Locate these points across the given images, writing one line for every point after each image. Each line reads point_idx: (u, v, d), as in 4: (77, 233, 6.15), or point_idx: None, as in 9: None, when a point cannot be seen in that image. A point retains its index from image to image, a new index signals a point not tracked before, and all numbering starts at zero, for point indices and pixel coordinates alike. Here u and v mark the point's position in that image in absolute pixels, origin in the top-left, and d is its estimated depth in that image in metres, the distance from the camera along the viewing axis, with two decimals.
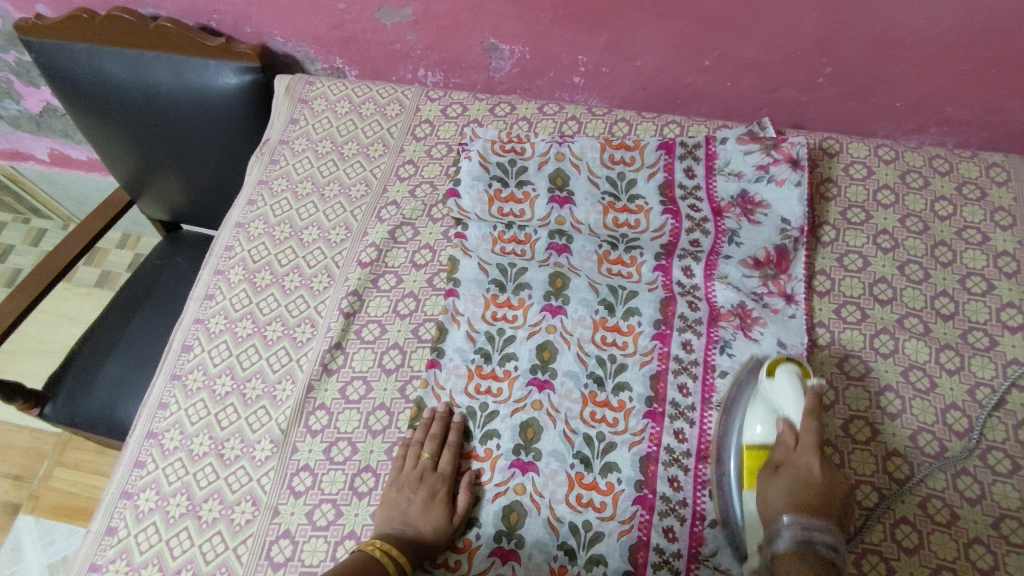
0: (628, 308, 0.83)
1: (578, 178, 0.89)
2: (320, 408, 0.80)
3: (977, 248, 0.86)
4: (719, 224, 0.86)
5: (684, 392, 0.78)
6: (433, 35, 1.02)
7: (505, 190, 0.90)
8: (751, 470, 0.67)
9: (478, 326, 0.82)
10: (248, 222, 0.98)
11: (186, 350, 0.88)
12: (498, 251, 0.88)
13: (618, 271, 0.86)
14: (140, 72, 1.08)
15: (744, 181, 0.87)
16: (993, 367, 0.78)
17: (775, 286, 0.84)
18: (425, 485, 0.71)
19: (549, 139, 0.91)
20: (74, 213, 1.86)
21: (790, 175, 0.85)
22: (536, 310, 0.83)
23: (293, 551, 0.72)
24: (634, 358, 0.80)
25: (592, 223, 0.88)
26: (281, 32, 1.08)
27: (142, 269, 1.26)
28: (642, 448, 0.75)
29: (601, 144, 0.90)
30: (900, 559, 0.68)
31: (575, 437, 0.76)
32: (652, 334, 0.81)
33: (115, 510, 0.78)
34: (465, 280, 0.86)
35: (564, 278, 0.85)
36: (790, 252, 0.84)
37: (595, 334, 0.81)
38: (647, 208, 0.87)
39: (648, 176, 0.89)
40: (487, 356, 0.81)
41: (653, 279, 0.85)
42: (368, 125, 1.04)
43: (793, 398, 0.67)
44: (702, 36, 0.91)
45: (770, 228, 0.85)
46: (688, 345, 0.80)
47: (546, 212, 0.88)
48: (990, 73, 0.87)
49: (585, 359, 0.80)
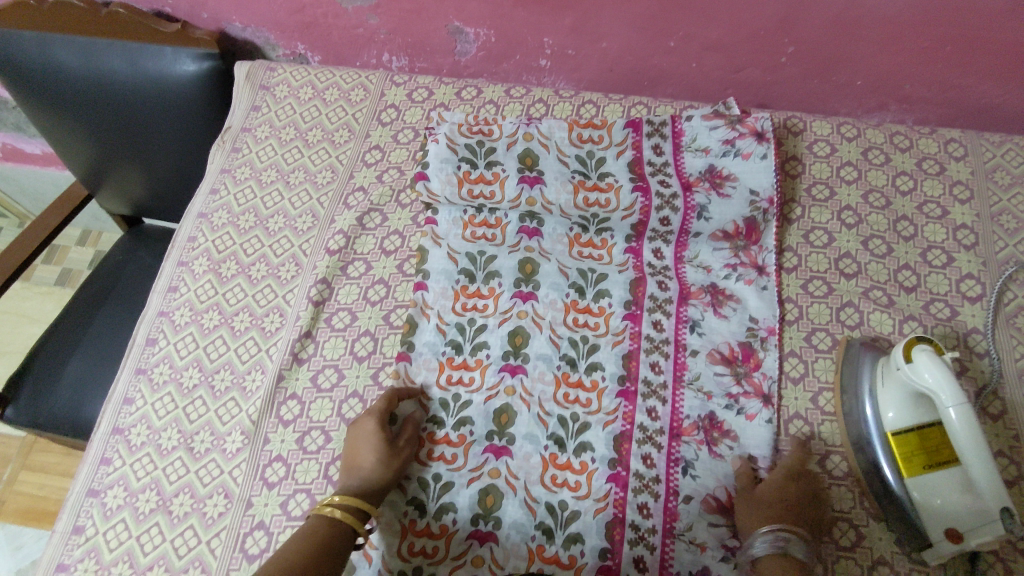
0: (598, 290, 0.84)
1: (548, 159, 0.88)
2: (291, 398, 0.79)
3: (937, 222, 0.88)
4: (688, 200, 0.86)
5: (656, 369, 0.79)
6: (396, 18, 1.01)
7: (474, 172, 0.88)
8: (907, 456, 0.68)
9: (448, 319, 0.82)
10: (211, 212, 0.95)
11: (151, 343, 0.86)
12: (469, 236, 0.87)
13: (589, 253, 0.87)
14: (92, 59, 1.04)
15: (712, 156, 0.87)
16: (955, 337, 0.80)
17: (747, 257, 0.86)
18: (360, 426, 0.72)
19: (516, 121, 0.89)
20: (31, 210, 1.80)
21: (756, 148, 0.85)
22: (505, 297, 0.83)
23: (268, 542, 0.71)
24: (605, 338, 0.80)
25: (563, 203, 0.87)
26: (239, 17, 1.06)
27: (104, 264, 1.23)
28: (616, 427, 0.75)
29: (569, 123, 0.89)
30: (869, 525, 0.71)
31: (549, 419, 0.76)
32: (623, 315, 0.82)
33: (81, 508, 0.75)
34: (434, 272, 0.85)
35: (532, 263, 0.85)
36: (760, 223, 0.85)
37: (566, 317, 0.82)
38: (617, 186, 0.87)
39: (616, 154, 0.88)
40: (458, 348, 0.80)
41: (623, 261, 0.86)
42: (332, 111, 1.02)
43: (939, 375, 0.64)
44: (666, 17, 0.92)
45: (739, 201, 0.85)
46: (658, 324, 0.81)
47: (515, 193, 0.87)
48: (947, 50, 0.88)
49: (558, 341, 0.80)
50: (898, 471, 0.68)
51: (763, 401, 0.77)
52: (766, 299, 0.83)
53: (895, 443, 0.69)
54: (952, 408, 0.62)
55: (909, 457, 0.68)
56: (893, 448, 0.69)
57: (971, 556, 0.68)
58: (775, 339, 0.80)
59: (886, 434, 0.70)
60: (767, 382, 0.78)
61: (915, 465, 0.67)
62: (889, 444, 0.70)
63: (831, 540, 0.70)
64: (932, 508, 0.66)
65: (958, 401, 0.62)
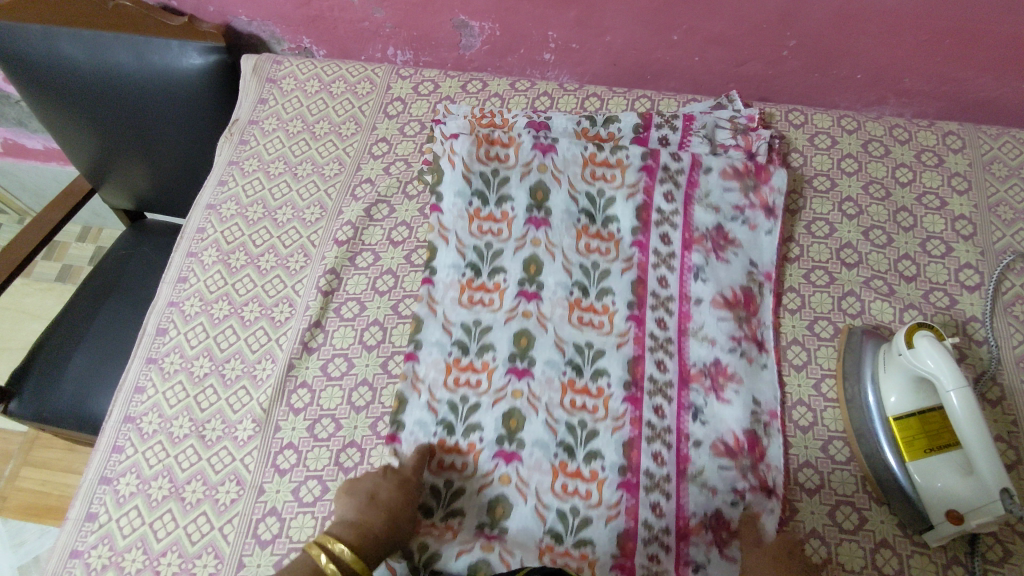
0: (596, 368, 0.78)
1: (558, 194, 0.87)
2: (301, 386, 0.80)
3: (936, 213, 0.89)
4: (686, 258, 0.84)
5: (658, 460, 0.74)
6: (402, 13, 1.02)
7: (485, 209, 0.86)
8: (908, 439, 0.70)
9: (440, 396, 0.77)
10: (219, 204, 0.96)
11: (161, 333, 0.86)
12: (464, 302, 0.82)
13: (589, 319, 0.81)
14: (99, 53, 1.05)
15: (721, 216, 0.87)
16: (954, 325, 0.82)
17: (749, 331, 0.81)
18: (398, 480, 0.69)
19: (532, 149, 0.88)
20: (31, 206, 1.80)
21: (763, 222, 0.86)
22: (499, 373, 0.78)
23: (281, 528, 0.72)
24: (604, 423, 0.75)
25: (566, 246, 0.84)
26: (245, 11, 1.06)
27: (109, 257, 1.23)
28: (619, 523, 0.71)
29: (584, 159, 0.88)
30: (871, 508, 0.72)
31: (547, 514, 0.71)
32: (623, 397, 0.77)
33: (94, 495, 0.76)
34: (427, 343, 0.79)
35: (528, 335, 0.80)
36: (756, 294, 0.83)
37: (563, 398, 0.77)
38: (619, 237, 0.85)
39: (627, 196, 0.86)
40: (449, 428, 0.76)
41: (624, 330, 0.80)
42: (339, 103, 1.03)
43: (942, 362, 0.65)
44: (670, 11, 0.93)
45: (738, 267, 0.84)
46: (659, 410, 0.76)
47: (522, 232, 0.85)
48: (945, 44, 0.90)
49: (554, 426, 0.75)
50: (899, 455, 0.70)
51: (768, 494, 0.72)
52: (767, 380, 0.79)
53: (897, 428, 0.70)
54: (953, 394, 0.63)
55: (910, 442, 0.69)
56: (894, 432, 0.71)
57: (971, 536, 0.69)
58: (778, 424, 0.76)
59: (889, 419, 0.71)
60: (771, 471, 0.74)
61: (918, 449, 0.69)
62: (890, 429, 0.71)
63: (835, 523, 0.71)
64: (931, 490, 0.67)
65: (959, 387, 0.63)
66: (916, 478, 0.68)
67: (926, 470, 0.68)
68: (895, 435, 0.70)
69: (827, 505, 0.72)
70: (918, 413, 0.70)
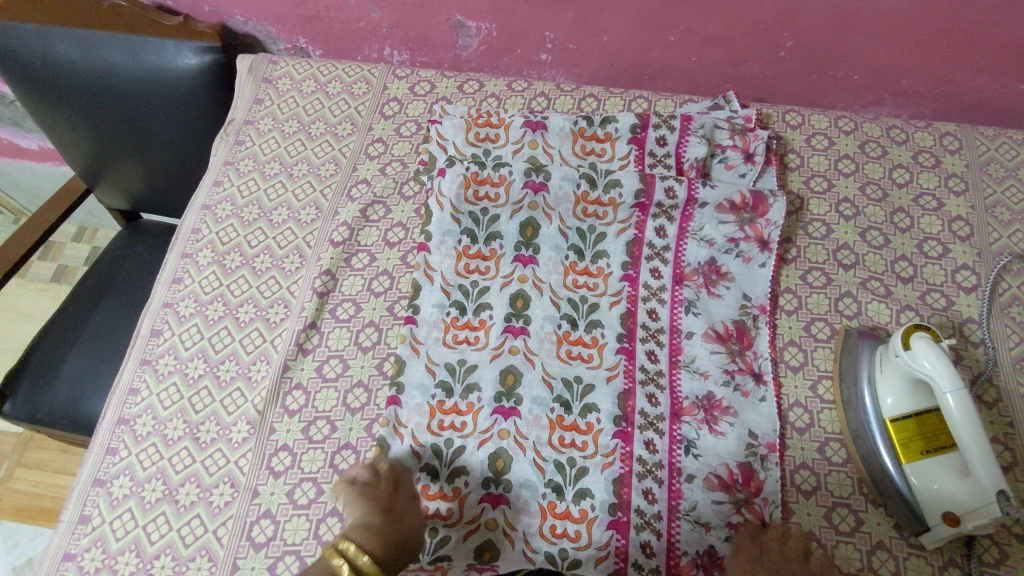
0: (585, 404, 0.77)
1: (548, 229, 0.86)
2: (296, 388, 0.80)
3: (933, 214, 0.89)
4: (677, 293, 0.83)
5: (649, 498, 0.72)
6: (398, 13, 1.01)
7: (474, 246, 0.85)
8: (904, 441, 0.69)
9: (423, 440, 0.75)
10: (215, 204, 0.96)
11: (155, 334, 0.86)
12: (449, 342, 0.80)
13: (578, 353, 0.80)
14: (94, 53, 1.04)
15: (715, 249, 0.85)
16: (951, 326, 0.81)
17: (743, 362, 0.80)
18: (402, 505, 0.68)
19: (523, 187, 0.87)
20: (26, 206, 1.79)
21: (758, 255, 0.84)
22: (485, 414, 0.76)
23: (275, 530, 0.71)
24: (594, 460, 0.74)
25: (554, 282, 0.84)
26: (241, 10, 1.06)
27: (103, 258, 1.22)
28: (610, 564, 0.70)
29: (575, 197, 0.87)
30: (868, 510, 0.72)
31: (536, 557, 0.70)
32: (613, 432, 0.75)
33: (87, 498, 0.75)
34: (410, 385, 0.77)
35: (515, 373, 0.78)
36: (750, 327, 0.81)
37: (552, 436, 0.75)
38: (608, 272, 0.85)
39: (618, 232, 0.86)
40: (434, 474, 0.74)
41: (614, 363, 0.79)
42: (335, 103, 1.03)
43: (938, 363, 0.65)
44: (667, 11, 0.93)
45: (732, 302, 0.83)
46: (651, 445, 0.75)
47: (509, 270, 0.84)
48: (942, 45, 0.90)
49: (542, 465, 0.74)
50: (896, 456, 0.70)
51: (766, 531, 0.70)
52: (765, 412, 0.77)
53: (893, 430, 0.70)
54: (950, 395, 0.63)
55: (906, 443, 0.69)
56: (891, 434, 0.70)
57: (968, 538, 0.69)
58: (776, 458, 0.74)
59: (886, 421, 0.71)
60: (767, 507, 0.72)
61: (914, 450, 0.69)
62: (887, 431, 0.71)
63: (831, 526, 0.71)
64: (928, 492, 0.67)
65: (956, 388, 0.63)
66: (912, 478, 0.68)
67: (922, 472, 0.68)
68: (891, 438, 0.70)
69: (823, 506, 0.72)
70: (914, 414, 0.70)
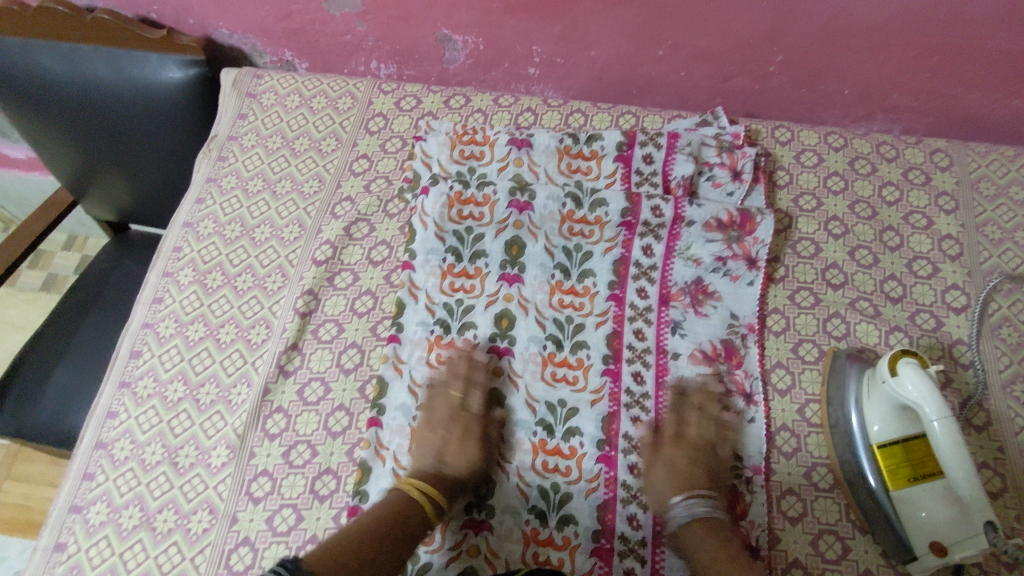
0: (568, 428, 0.76)
1: (534, 248, 0.85)
2: (276, 412, 0.78)
3: (923, 232, 0.88)
4: (663, 313, 0.82)
5: (634, 524, 0.72)
6: (385, 26, 1.00)
7: (458, 265, 0.84)
8: (891, 468, 0.68)
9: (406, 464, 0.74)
10: (197, 221, 0.95)
11: (135, 356, 0.85)
12: (434, 362, 0.80)
13: (563, 375, 0.79)
14: (76, 65, 1.03)
15: (702, 268, 0.84)
16: (940, 348, 0.80)
17: (734, 382, 0.79)
18: (458, 421, 0.75)
19: (507, 206, 0.86)
20: (16, 215, 1.78)
21: (745, 273, 0.84)
22: None
23: (253, 558, 0.70)
24: (578, 486, 0.73)
25: (539, 301, 0.83)
26: (226, 23, 1.05)
27: (88, 272, 1.21)
28: None
29: (562, 215, 0.86)
30: (855, 538, 0.71)
31: None
32: (596, 457, 0.75)
33: (64, 525, 0.74)
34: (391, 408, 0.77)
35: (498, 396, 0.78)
36: (739, 347, 0.80)
37: (535, 460, 0.75)
38: (594, 292, 0.83)
39: (604, 251, 0.85)
40: None
41: (599, 386, 0.78)
42: (319, 119, 1.02)
43: (925, 391, 0.64)
44: (655, 26, 0.92)
45: (718, 322, 0.82)
46: (635, 469, 0.74)
47: (494, 289, 0.83)
48: (934, 60, 0.89)
49: (526, 490, 0.73)
50: (883, 482, 0.68)
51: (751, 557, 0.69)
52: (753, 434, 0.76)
53: (881, 456, 0.69)
54: (936, 423, 0.62)
55: (894, 469, 0.68)
56: (878, 460, 0.69)
57: (957, 567, 0.68)
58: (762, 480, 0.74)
59: (873, 447, 0.70)
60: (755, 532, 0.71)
61: (902, 478, 0.67)
62: (874, 457, 0.70)
63: (818, 553, 0.70)
64: (916, 521, 0.66)
65: (942, 416, 0.62)
66: (899, 507, 0.67)
67: (910, 501, 0.66)
68: (879, 464, 0.69)
69: (809, 533, 0.71)
70: (902, 441, 0.68)
